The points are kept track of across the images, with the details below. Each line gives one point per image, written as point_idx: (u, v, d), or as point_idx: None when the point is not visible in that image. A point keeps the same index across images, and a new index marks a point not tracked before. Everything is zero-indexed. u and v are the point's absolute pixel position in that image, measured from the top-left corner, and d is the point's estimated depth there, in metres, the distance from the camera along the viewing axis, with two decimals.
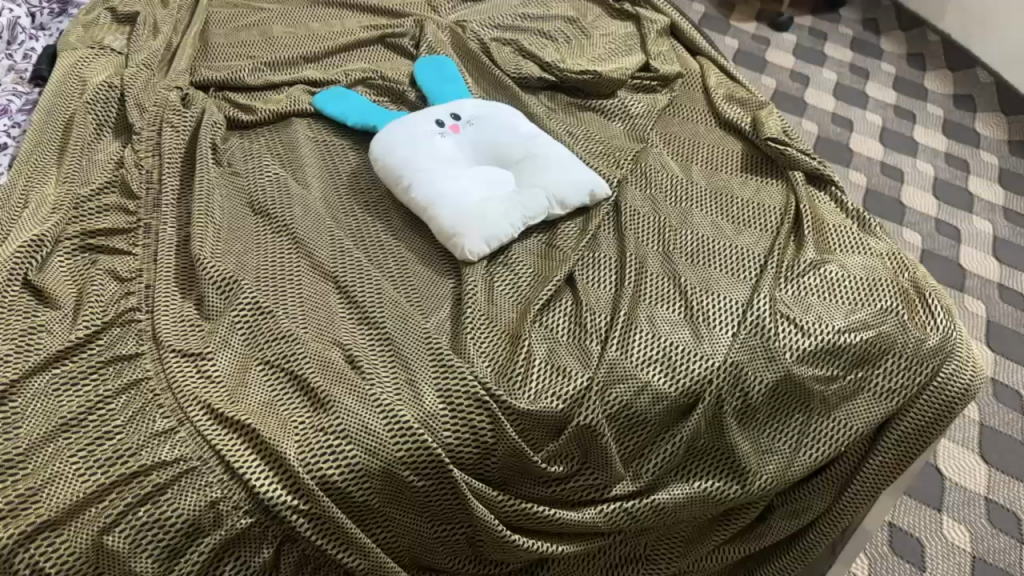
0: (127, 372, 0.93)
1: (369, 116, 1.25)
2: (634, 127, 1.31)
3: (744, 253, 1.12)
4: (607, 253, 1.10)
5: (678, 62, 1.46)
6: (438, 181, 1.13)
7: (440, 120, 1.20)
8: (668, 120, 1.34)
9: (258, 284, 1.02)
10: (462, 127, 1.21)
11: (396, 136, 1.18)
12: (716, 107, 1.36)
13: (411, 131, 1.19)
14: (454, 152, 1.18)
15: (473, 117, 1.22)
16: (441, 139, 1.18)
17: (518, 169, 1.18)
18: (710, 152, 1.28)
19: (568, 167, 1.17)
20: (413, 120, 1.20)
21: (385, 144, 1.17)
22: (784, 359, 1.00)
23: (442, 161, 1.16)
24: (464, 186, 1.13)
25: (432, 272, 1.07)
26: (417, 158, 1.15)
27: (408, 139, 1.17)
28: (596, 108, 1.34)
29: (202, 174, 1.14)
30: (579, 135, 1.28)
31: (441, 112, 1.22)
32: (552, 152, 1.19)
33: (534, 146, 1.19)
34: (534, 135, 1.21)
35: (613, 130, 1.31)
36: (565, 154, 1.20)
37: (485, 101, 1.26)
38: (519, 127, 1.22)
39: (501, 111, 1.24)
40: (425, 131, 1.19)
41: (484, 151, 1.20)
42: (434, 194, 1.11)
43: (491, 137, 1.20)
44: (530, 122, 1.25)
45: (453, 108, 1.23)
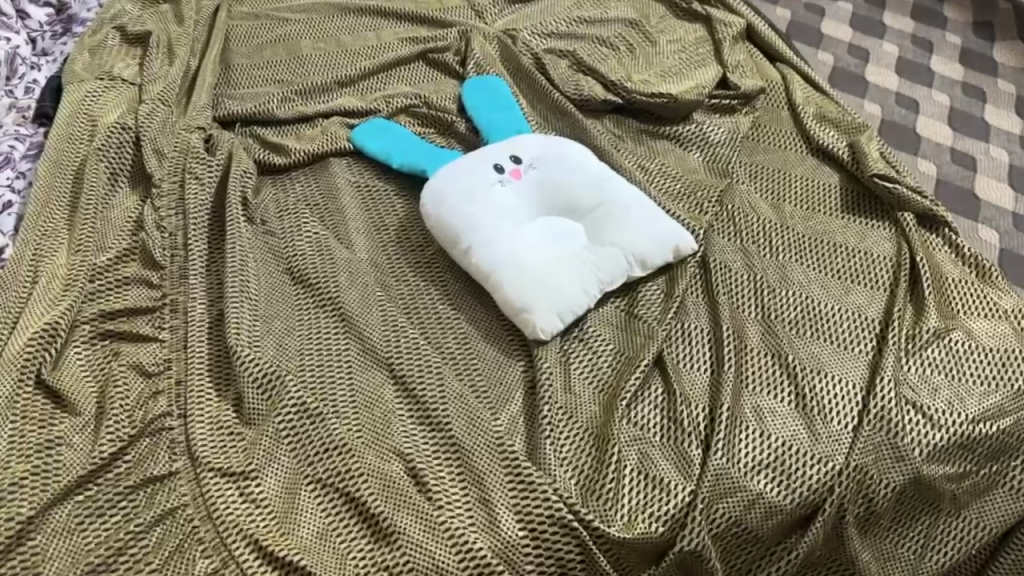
0: (161, 498, 0.81)
1: (418, 158, 1.09)
2: (715, 159, 1.16)
3: (857, 319, 0.98)
4: (700, 324, 0.96)
5: (758, 73, 1.29)
6: (501, 239, 0.98)
7: (499, 164, 1.05)
8: (754, 148, 1.18)
9: (303, 379, 0.89)
10: (524, 172, 1.05)
11: (450, 184, 1.03)
12: (807, 131, 1.20)
13: (466, 178, 1.04)
14: (516, 203, 1.03)
15: (536, 159, 1.07)
16: (501, 187, 1.03)
17: (590, 221, 1.03)
18: (803, 188, 1.13)
19: (647, 217, 1.02)
20: (468, 165, 1.05)
21: (436, 194, 1.02)
22: (913, 458, 0.87)
23: (504, 214, 1.01)
24: (530, 245, 0.98)
25: (500, 352, 0.93)
26: (475, 211, 1.00)
27: (463, 187, 1.03)
28: (672, 137, 1.18)
29: (232, 236, 1.00)
30: (654, 169, 1.13)
31: (499, 154, 1.07)
32: (630, 200, 1.04)
33: (608, 192, 1.04)
34: (608, 179, 1.06)
35: (691, 162, 1.15)
36: (643, 201, 1.04)
37: (549, 137, 1.10)
38: (589, 170, 1.06)
39: (568, 150, 1.08)
40: (483, 178, 1.04)
41: (549, 199, 1.04)
42: (496, 257, 0.96)
43: (558, 183, 1.05)
44: (601, 162, 1.09)
45: (514, 149, 1.08)
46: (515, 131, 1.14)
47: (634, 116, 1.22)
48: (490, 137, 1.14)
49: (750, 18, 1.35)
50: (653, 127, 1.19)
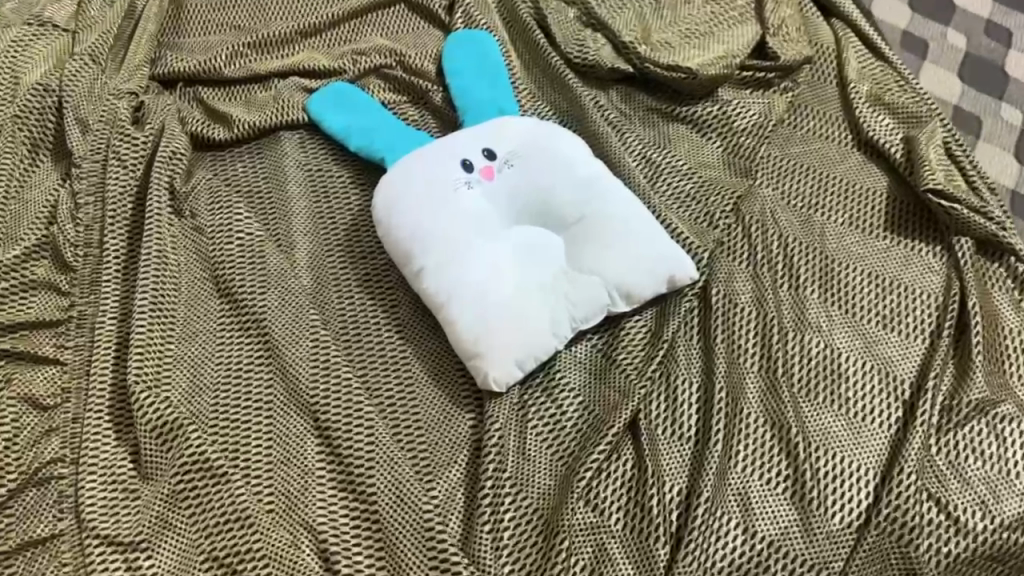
0: (42, 567, 0.72)
1: (375, 143, 0.93)
2: (738, 151, 0.96)
3: (885, 378, 0.81)
4: (689, 377, 0.80)
5: (807, 33, 1.07)
6: (460, 262, 0.82)
7: (469, 159, 0.88)
8: (790, 136, 0.98)
9: (212, 426, 0.77)
10: (498, 170, 0.88)
11: (407, 185, 0.87)
12: (856, 118, 0.99)
13: (427, 176, 0.87)
14: (485, 210, 0.87)
15: (515, 153, 0.89)
16: (468, 190, 0.87)
17: (571, 236, 0.87)
18: (842, 194, 0.93)
19: (639, 237, 0.85)
20: (432, 159, 0.88)
21: (390, 197, 0.86)
22: (925, 571, 0.72)
23: (468, 226, 0.85)
24: (493, 268, 0.82)
25: (447, 400, 0.80)
26: (432, 223, 0.84)
27: (422, 189, 0.86)
28: (688, 120, 0.99)
29: (152, 236, 0.86)
30: (661, 163, 0.94)
31: (471, 145, 0.89)
32: (621, 211, 0.86)
33: (595, 201, 0.87)
34: (598, 182, 0.88)
35: (709, 154, 0.96)
36: (637, 213, 0.87)
37: (533, 123, 0.92)
38: (576, 169, 0.89)
39: (554, 144, 0.90)
40: (447, 178, 0.87)
41: (526, 205, 0.88)
42: (452, 285, 0.81)
43: (538, 185, 0.88)
44: (593, 157, 0.91)
45: (489, 139, 0.90)
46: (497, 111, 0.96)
47: (647, 88, 1.02)
48: (466, 116, 0.96)
49: None
50: (667, 105, 1.00)
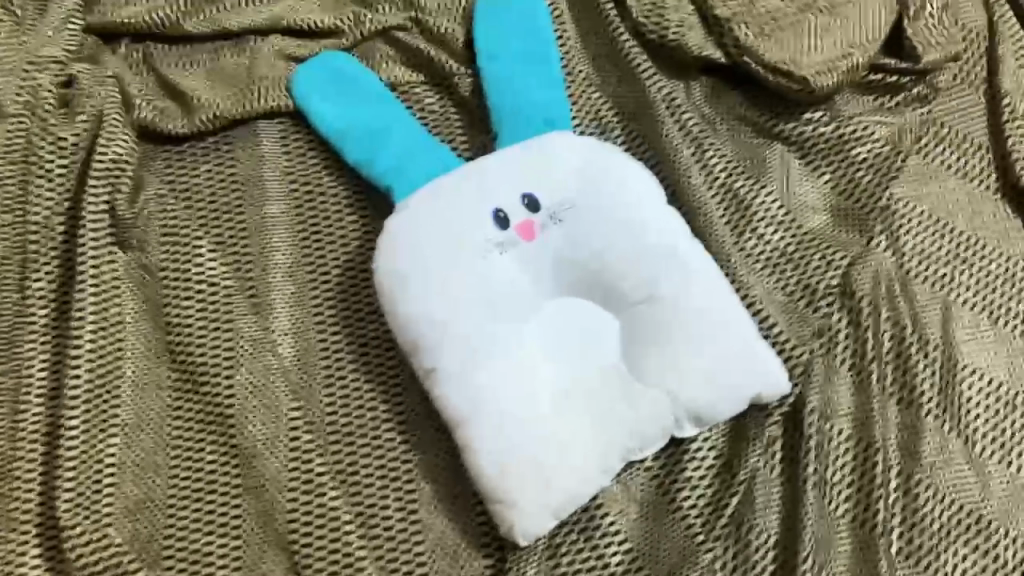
0: None
1: (381, 163, 0.70)
2: (852, 191, 0.74)
3: (1006, 539, 0.65)
4: (765, 529, 0.64)
5: (956, 13, 0.81)
6: (483, 362, 0.63)
7: (502, 209, 0.67)
8: (923, 170, 0.75)
9: (165, 563, 0.62)
10: (540, 226, 0.68)
11: (418, 242, 0.66)
12: (1006, 150, 0.77)
13: (446, 232, 0.66)
14: (519, 282, 0.67)
15: (563, 202, 0.68)
16: (499, 255, 0.67)
17: (629, 320, 0.66)
18: (976, 265, 0.73)
19: (721, 335, 0.65)
20: (452, 206, 0.67)
21: (395, 257, 0.66)
22: None
23: (497, 308, 0.65)
24: (526, 373, 0.63)
25: (461, 539, 0.64)
26: (450, 302, 0.64)
27: (437, 251, 0.66)
28: (792, 140, 0.75)
29: (87, 288, 0.66)
30: (753, 208, 0.73)
31: (506, 187, 0.68)
32: (699, 295, 0.66)
33: (666, 277, 0.66)
34: (670, 249, 0.67)
35: (814, 193, 0.74)
36: (718, 298, 0.66)
37: (589, 153, 0.70)
38: (643, 229, 0.67)
39: (615, 188, 0.69)
40: (472, 237, 0.66)
41: (573, 275, 0.67)
42: (472, 395, 0.62)
43: (590, 251, 0.67)
44: (664, 206, 0.70)
45: (529, 178, 0.68)
46: (543, 123, 0.72)
47: (739, 85, 0.78)
48: (502, 124, 0.72)
49: None
50: (767, 116, 0.76)
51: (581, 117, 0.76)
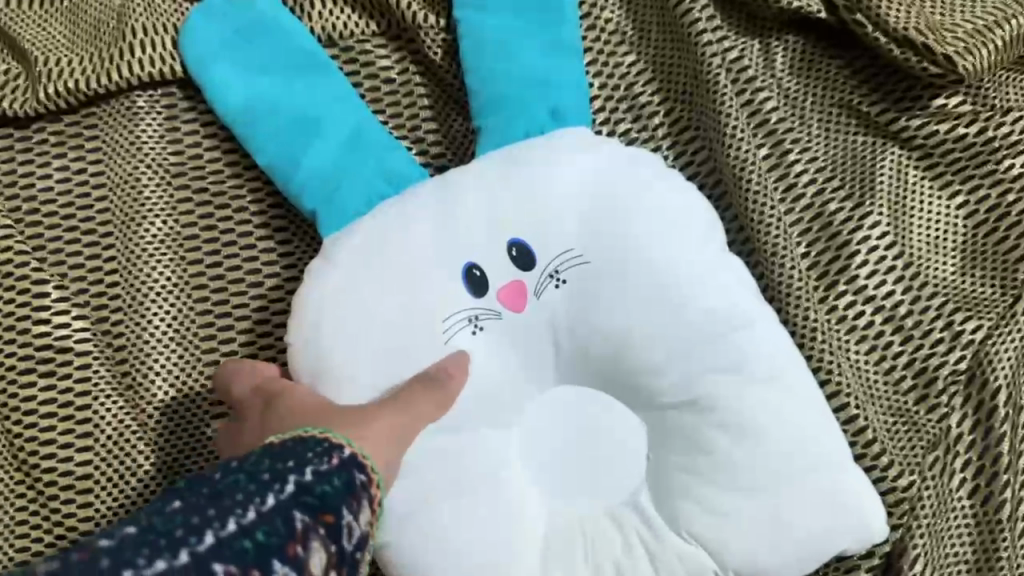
0: None
1: (305, 175, 0.48)
2: (1002, 225, 0.50)
3: None
4: None
5: None
6: (443, 503, 0.43)
7: (477, 266, 0.45)
8: None
9: None
10: (534, 290, 0.45)
11: (347, 316, 0.44)
12: None
13: (391, 303, 0.44)
14: (500, 373, 0.45)
15: (570, 252, 0.45)
16: (469, 334, 0.44)
17: (659, 429, 0.46)
18: None
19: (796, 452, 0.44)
20: (399, 262, 0.44)
21: (315, 333, 0.44)
22: None
23: (464, 418, 0.44)
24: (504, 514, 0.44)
25: None
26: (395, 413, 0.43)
27: (376, 334, 0.44)
28: (918, 143, 0.51)
29: None
30: (853, 249, 0.50)
31: (483, 229, 0.45)
32: (768, 397, 0.44)
33: (719, 373, 0.44)
34: (730, 327, 0.45)
35: (944, 227, 0.51)
36: (797, 401, 0.44)
37: (614, 168, 0.47)
38: (689, 292, 0.45)
39: (648, 227, 0.45)
40: (428, 311, 0.44)
41: (581, 360, 0.46)
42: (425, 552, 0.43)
43: (611, 327, 0.45)
44: (721, 248, 0.47)
45: (522, 216, 0.45)
46: (548, 118, 0.48)
47: (843, 50, 0.53)
48: (489, 114, 0.49)
49: None
50: (882, 104, 0.51)
51: (608, 97, 0.52)
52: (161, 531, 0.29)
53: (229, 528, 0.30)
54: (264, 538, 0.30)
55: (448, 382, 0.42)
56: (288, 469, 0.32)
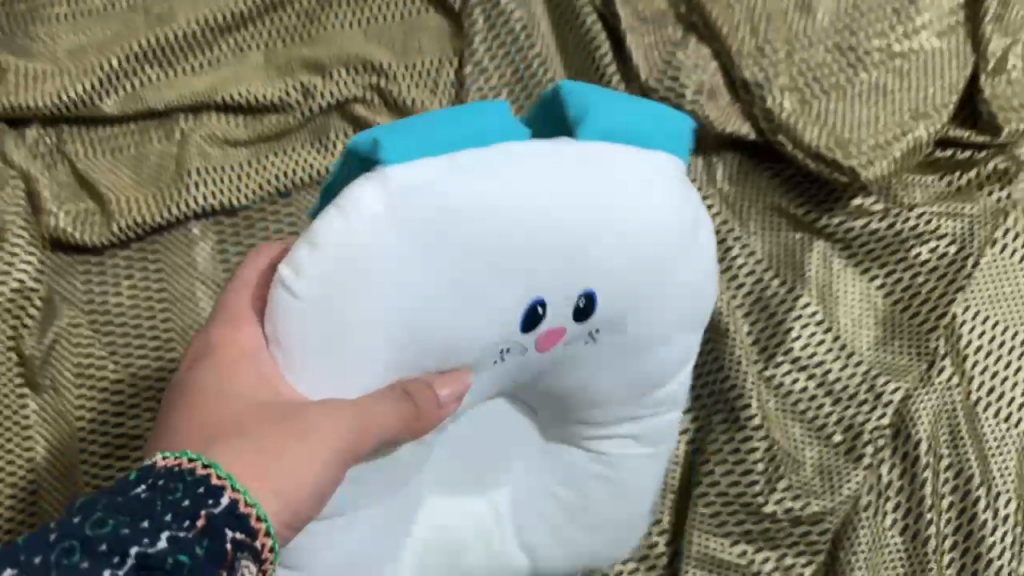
0: None
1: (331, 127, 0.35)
2: (911, 302, 0.61)
3: None
4: None
5: None
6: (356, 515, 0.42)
7: (544, 304, 0.38)
8: (1004, 267, 0.61)
9: None
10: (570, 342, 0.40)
11: (378, 325, 0.36)
12: None
13: (438, 298, 0.36)
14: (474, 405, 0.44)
15: (614, 322, 0.41)
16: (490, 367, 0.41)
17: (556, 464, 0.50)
18: None
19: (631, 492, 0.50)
20: (449, 273, 0.36)
21: (310, 298, 0.34)
22: None
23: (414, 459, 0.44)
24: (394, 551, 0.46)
25: None
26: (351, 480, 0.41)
27: (410, 322, 0.36)
28: (837, 237, 0.62)
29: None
30: (788, 325, 0.60)
31: (500, 290, 0.37)
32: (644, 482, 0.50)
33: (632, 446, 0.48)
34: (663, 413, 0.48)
35: (864, 305, 0.61)
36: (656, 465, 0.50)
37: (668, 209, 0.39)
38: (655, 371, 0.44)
39: (661, 321, 0.42)
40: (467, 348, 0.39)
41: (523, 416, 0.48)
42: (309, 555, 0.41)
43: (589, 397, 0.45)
44: (690, 362, 0.46)
45: (580, 279, 0.38)
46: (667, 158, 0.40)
47: (771, 163, 0.64)
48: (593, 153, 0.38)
49: None
50: (805, 206, 0.63)
51: None
52: (89, 539, 0.27)
53: (158, 547, 0.28)
54: (199, 557, 0.29)
55: (437, 406, 0.38)
56: (180, 515, 0.29)
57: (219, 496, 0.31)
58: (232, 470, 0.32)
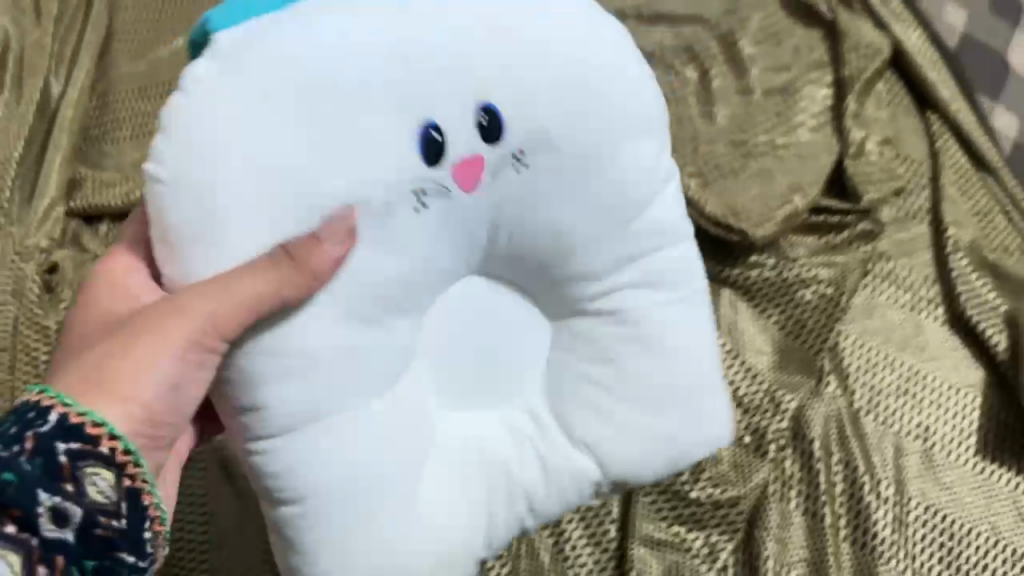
0: None
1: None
2: (799, 331, 0.77)
3: None
4: None
5: (896, 150, 0.85)
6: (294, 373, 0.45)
7: (435, 127, 0.45)
8: (871, 304, 0.78)
9: None
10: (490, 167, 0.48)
11: (247, 159, 0.42)
12: (949, 283, 0.80)
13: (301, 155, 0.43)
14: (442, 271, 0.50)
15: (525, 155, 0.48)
16: (434, 214, 0.47)
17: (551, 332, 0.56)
18: (932, 399, 0.75)
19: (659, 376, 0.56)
20: (306, 133, 0.42)
21: (170, 178, 0.42)
22: None
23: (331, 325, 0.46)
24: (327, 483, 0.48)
25: None
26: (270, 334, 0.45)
27: (291, 172, 0.43)
28: (738, 284, 0.79)
29: None
30: None
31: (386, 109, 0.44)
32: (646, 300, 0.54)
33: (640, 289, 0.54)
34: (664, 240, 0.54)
35: (763, 336, 0.77)
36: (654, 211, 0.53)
37: (610, 55, 0.49)
38: (630, 185, 0.51)
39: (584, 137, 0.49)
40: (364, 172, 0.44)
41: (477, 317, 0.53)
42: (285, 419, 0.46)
43: (533, 239, 0.51)
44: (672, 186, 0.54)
45: (487, 80, 0.46)
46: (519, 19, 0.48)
47: None
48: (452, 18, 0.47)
49: (896, 38, 0.89)
50: (714, 263, 0.80)
51: None
52: None
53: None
54: (26, 478, 0.42)
55: (318, 247, 0.43)
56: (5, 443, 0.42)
57: (47, 416, 0.43)
58: (63, 391, 0.45)
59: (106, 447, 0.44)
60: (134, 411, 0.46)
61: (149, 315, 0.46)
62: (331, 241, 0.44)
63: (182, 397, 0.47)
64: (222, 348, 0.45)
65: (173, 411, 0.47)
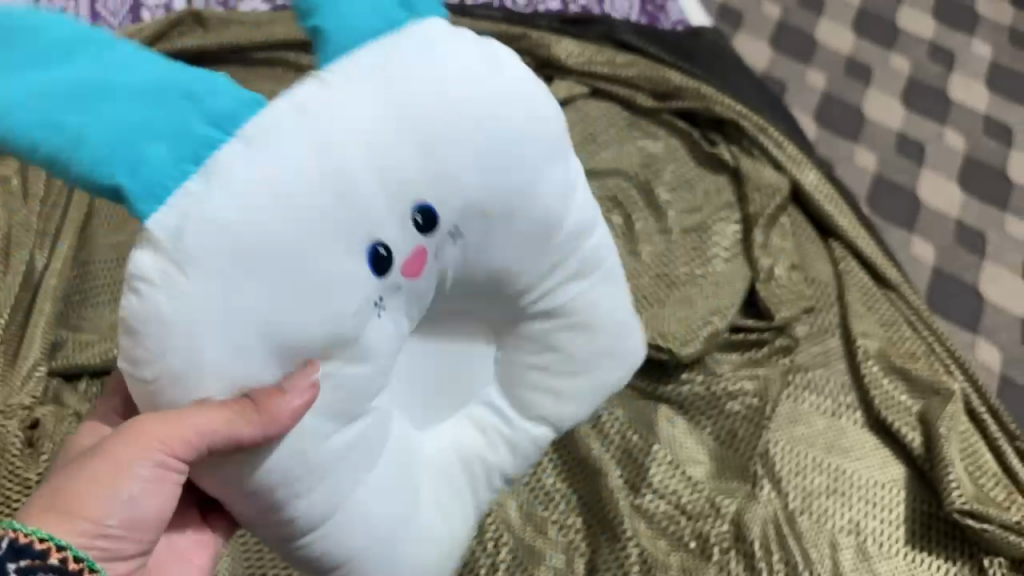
0: None
1: (96, 128, 0.42)
2: (732, 438, 0.84)
3: None
4: None
5: (803, 273, 0.96)
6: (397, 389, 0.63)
7: None
8: (795, 411, 0.85)
9: None
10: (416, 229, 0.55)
11: None
12: (864, 387, 0.87)
13: None
14: None
15: None
16: None
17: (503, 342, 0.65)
18: (861, 495, 0.81)
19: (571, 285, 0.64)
20: None
21: None
22: None
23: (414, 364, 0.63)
24: (337, 482, 0.53)
25: None
26: (333, 422, 0.52)
27: None
28: (674, 400, 0.87)
29: None
30: (648, 463, 0.82)
31: None
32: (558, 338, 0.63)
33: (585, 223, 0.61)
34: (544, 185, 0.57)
35: (700, 445, 0.84)
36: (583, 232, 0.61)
37: None
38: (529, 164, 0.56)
39: None
40: (340, 310, 0.49)
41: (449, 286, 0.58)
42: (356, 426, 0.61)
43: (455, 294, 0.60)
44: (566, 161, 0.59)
45: (420, 181, 0.50)
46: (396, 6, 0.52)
47: None
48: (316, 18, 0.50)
49: (794, 176, 1.01)
50: (649, 382, 0.88)
51: None
52: None
53: None
54: None
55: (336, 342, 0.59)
56: None
57: None
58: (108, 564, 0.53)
59: (56, 557, 0.47)
60: (85, 528, 0.50)
61: (109, 450, 0.51)
62: (293, 393, 0.48)
63: (134, 515, 0.51)
64: (148, 471, 0.50)
65: (146, 526, 0.52)
